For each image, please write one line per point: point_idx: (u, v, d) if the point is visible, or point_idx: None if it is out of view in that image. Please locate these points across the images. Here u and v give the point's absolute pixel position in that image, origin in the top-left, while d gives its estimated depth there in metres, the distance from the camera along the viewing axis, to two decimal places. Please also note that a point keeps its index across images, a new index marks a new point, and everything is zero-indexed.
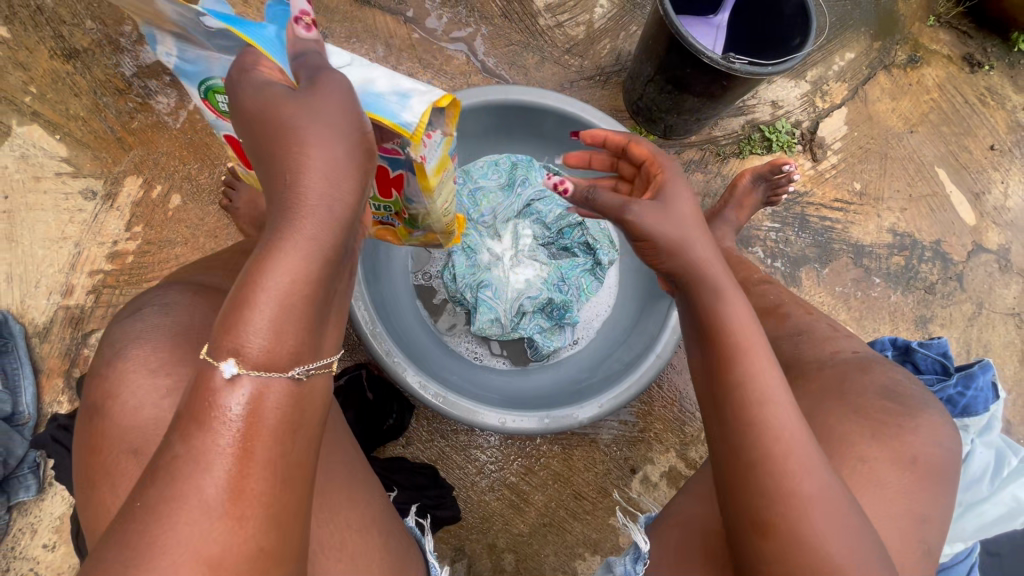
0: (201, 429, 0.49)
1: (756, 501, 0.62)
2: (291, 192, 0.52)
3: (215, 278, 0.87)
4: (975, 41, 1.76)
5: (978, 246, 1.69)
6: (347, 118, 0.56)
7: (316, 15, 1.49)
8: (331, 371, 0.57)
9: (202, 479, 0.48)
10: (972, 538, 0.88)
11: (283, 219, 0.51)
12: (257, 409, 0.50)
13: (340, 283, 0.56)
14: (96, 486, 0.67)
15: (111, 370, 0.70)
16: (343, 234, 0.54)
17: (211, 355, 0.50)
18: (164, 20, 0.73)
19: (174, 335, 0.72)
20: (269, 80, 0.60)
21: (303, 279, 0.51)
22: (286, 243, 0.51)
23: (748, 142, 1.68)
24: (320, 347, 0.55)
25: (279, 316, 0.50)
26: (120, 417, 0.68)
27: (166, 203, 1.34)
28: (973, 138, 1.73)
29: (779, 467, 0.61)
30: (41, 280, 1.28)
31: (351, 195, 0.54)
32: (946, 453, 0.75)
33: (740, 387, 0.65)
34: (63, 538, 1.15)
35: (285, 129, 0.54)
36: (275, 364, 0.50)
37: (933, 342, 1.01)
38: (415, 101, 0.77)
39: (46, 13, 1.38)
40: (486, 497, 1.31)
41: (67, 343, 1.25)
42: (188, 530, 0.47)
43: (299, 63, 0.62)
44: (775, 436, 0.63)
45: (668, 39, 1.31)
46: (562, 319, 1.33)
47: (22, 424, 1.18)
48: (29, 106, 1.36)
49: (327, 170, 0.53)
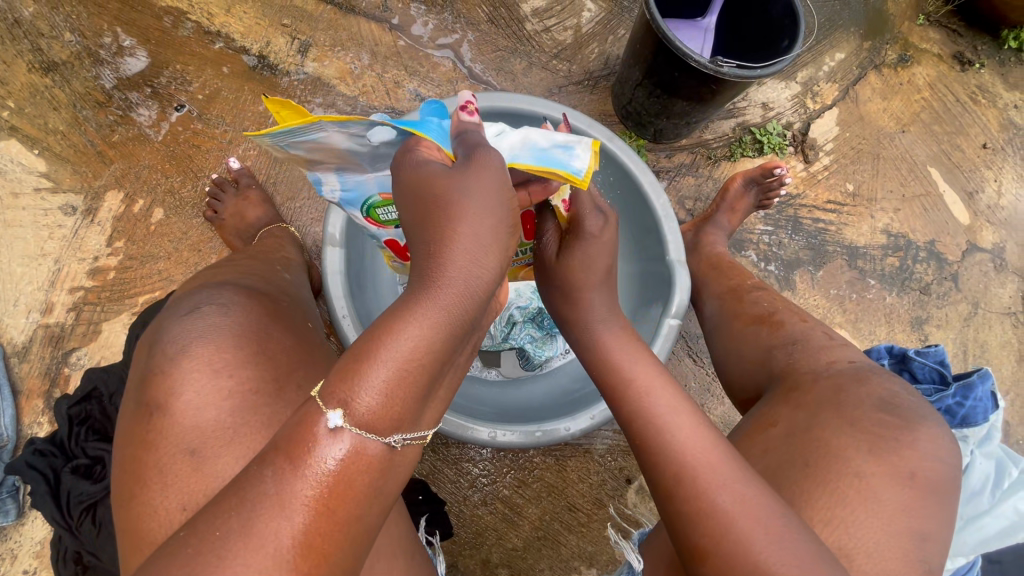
0: (296, 451, 0.49)
1: (682, 528, 0.63)
2: (432, 259, 0.51)
3: (263, 288, 0.90)
4: (965, 39, 1.75)
5: (972, 245, 1.68)
6: (495, 192, 0.55)
7: (300, 23, 1.47)
8: (422, 442, 0.55)
9: (284, 501, 0.48)
10: (974, 552, 0.86)
11: (420, 286, 0.50)
12: (350, 453, 0.49)
13: (456, 357, 0.54)
14: (143, 485, 0.67)
15: (168, 368, 0.72)
16: (475, 313, 0.52)
17: (318, 399, 0.49)
18: (337, 156, 0.70)
19: (232, 338, 0.75)
20: (428, 158, 0.60)
21: (424, 350, 0.49)
22: (417, 309, 0.50)
23: (739, 144, 1.66)
24: (419, 419, 0.52)
25: (391, 380, 0.48)
26: (177, 416, 0.70)
27: (148, 218, 1.31)
28: (965, 137, 1.72)
29: (688, 483, 0.64)
30: (20, 298, 1.25)
31: (490, 268, 0.52)
32: (946, 466, 0.73)
33: (647, 422, 0.72)
34: (45, 564, 1.12)
35: (440, 200, 0.54)
36: (374, 426, 0.48)
37: (930, 350, 0.98)
38: (580, 146, 0.67)
39: (24, 26, 1.36)
40: (479, 511, 1.29)
41: (47, 363, 1.23)
42: (273, 561, 0.47)
43: (460, 141, 0.63)
44: (684, 458, 0.67)
45: (655, 43, 1.29)
46: (554, 328, 1.29)
47: (1, 447, 1.15)
48: (6, 121, 1.33)
49: (472, 246, 0.52)
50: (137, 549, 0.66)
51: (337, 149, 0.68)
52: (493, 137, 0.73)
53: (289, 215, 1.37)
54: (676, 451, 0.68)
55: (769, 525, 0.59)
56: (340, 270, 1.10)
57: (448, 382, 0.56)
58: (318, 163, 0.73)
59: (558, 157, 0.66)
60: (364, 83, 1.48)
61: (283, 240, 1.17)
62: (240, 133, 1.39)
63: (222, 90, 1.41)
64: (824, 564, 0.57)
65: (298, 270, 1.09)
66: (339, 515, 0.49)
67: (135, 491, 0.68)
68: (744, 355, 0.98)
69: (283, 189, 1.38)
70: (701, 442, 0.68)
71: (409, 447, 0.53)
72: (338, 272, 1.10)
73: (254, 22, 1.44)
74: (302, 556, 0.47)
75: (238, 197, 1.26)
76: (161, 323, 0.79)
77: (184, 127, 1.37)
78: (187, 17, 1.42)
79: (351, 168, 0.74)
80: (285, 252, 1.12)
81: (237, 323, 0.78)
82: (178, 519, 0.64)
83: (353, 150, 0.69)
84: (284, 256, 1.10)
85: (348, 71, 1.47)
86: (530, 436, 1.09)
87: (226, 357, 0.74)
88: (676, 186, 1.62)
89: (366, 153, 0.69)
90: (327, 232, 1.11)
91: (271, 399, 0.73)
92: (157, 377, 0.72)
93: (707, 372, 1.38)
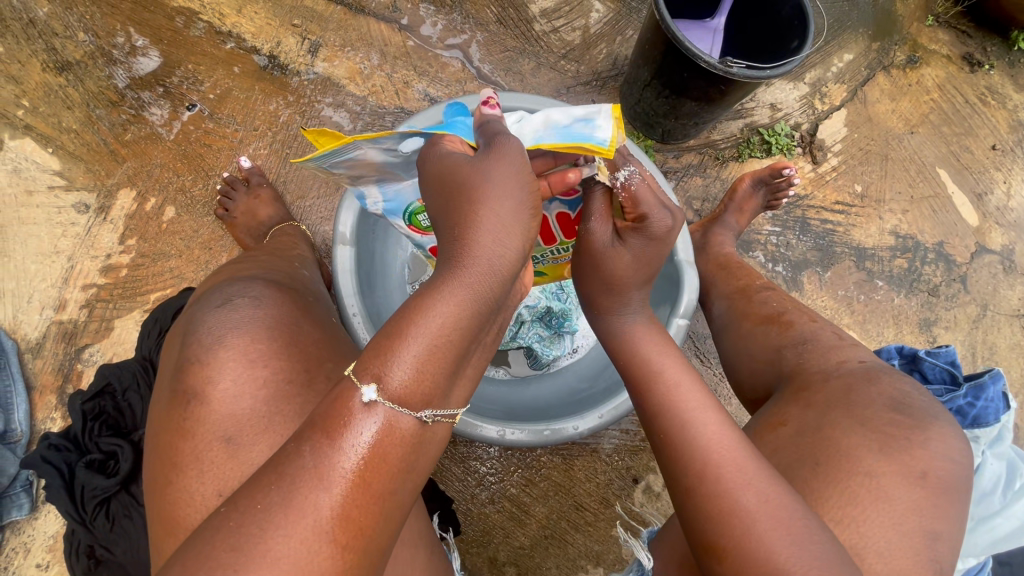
0: (330, 426, 0.50)
1: (704, 525, 0.64)
2: (457, 242, 0.53)
3: (286, 282, 0.92)
4: (974, 41, 1.75)
5: (981, 247, 1.67)
6: (514, 175, 0.56)
7: (310, 24, 1.48)
8: (455, 421, 0.56)
9: (322, 477, 0.49)
10: (984, 552, 0.86)
11: (444, 267, 0.52)
12: (383, 428, 0.50)
13: (483, 337, 0.55)
14: (179, 471, 0.68)
15: (204, 357, 0.73)
16: (499, 289, 0.53)
17: (351, 377, 0.50)
18: (373, 169, 0.74)
19: (265, 330, 0.76)
20: (450, 148, 0.62)
21: (453, 326, 0.50)
22: (443, 288, 0.51)
23: (747, 145, 1.66)
24: (449, 396, 0.53)
25: (423, 357, 0.50)
26: (214, 405, 0.70)
27: (160, 216, 1.33)
28: (975, 138, 1.72)
29: (713, 483, 0.65)
30: (34, 295, 1.27)
31: (514, 250, 0.54)
32: (957, 466, 0.73)
33: (670, 421, 0.72)
34: (57, 558, 1.13)
35: (463, 187, 0.55)
36: (409, 403, 0.50)
37: (941, 350, 0.98)
38: (600, 117, 0.68)
39: (38, 26, 1.38)
40: (487, 510, 1.29)
41: (60, 359, 1.24)
42: (311, 534, 0.48)
43: (482, 131, 0.65)
44: (707, 456, 0.67)
45: (665, 44, 1.29)
46: (561, 328, 1.30)
47: (14, 442, 1.17)
48: (21, 120, 1.35)
49: (494, 227, 0.53)
50: (173, 533, 0.66)
51: (371, 163, 0.71)
52: (516, 123, 0.75)
53: (299, 214, 1.38)
54: (699, 451, 0.68)
55: (794, 526, 0.60)
56: (351, 269, 1.11)
57: (475, 361, 0.57)
58: (354, 177, 0.75)
59: (583, 130, 0.68)
60: (373, 83, 1.48)
61: (295, 237, 1.18)
62: (250, 133, 1.40)
63: (233, 90, 1.42)
64: (845, 567, 0.58)
65: (316, 267, 1.10)
66: (374, 487, 0.50)
67: (170, 477, 0.69)
68: (753, 354, 0.98)
69: (293, 188, 1.39)
70: (725, 441, 0.68)
71: (439, 424, 0.53)
72: (348, 271, 1.11)
73: (265, 22, 1.45)
74: (341, 528, 0.49)
75: (250, 195, 1.27)
76: (192, 314, 0.80)
77: (195, 126, 1.39)
78: (199, 18, 1.43)
79: (387, 179, 0.77)
80: (299, 249, 1.13)
81: (269, 315, 0.78)
82: (215, 504, 0.65)
83: (385, 161, 0.72)
84: (302, 254, 1.11)
85: (357, 71, 1.48)
86: (540, 435, 1.09)
87: (259, 349, 0.74)
88: (683, 187, 1.62)
89: (397, 161, 0.72)
90: (338, 231, 1.12)
91: (302, 390, 0.73)
92: (191, 367, 0.72)
93: (715, 372, 1.39)
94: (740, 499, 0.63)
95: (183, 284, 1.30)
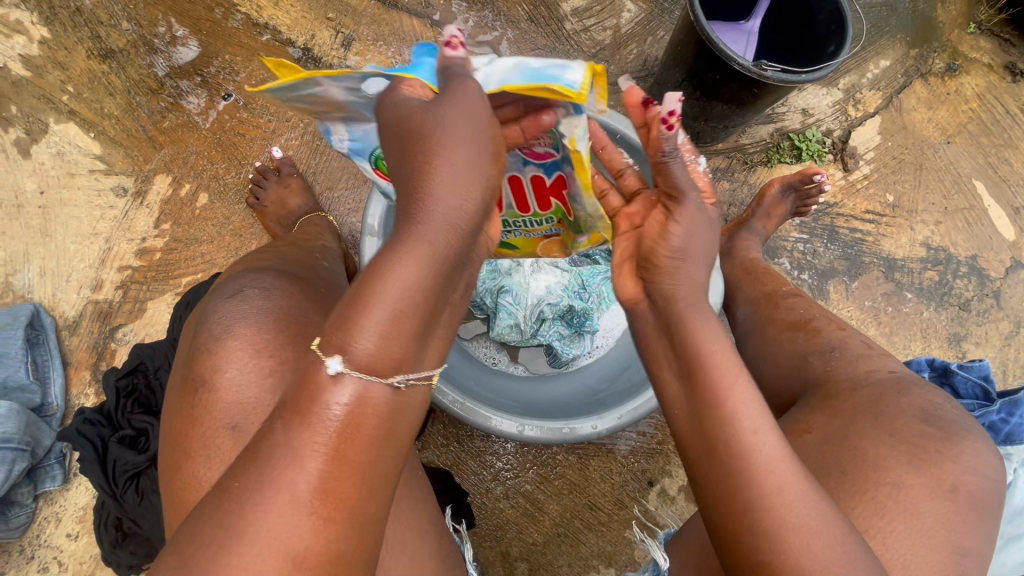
0: (299, 407, 0.52)
1: (756, 544, 0.60)
2: (415, 197, 0.56)
3: (300, 273, 0.94)
4: (1018, 50, 1.70)
5: (1017, 262, 1.63)
6: (478, 134, 0.58)
7: (344, 18, 1.50)
8: (431, 383, 0.58)
9: (297, 459, 0.51)
10: (1012, 572, 0.85)
11: (400, 225, 0.55)
12: (354, 398, 0.52)
13: (450, 291, 0.57)
14: (188, 457, 0.71)
15: (213, 347, 0.76)
16: (458, 243, 0.56)
17: (317, 353, 0.52)
18: (336, 107, 0.71)
19: (272, 320, 0.78)
20: (411, 96, 0.62)
21: (416, 284, 0.53)
22: (402, 247, 0.54)
23: (776, 150, 1.64)
24: (422, 357, 0.55)
25: (389, 321, 0.52)
26: (220, 392, 0.73)
27: (193, 202, 1.36)
28: (1014, 150, 1.67)
29: (773, 499, 0.61)
30: (73, 274, 1.31)
31: (471, 204, 0.57)
32: (990, 483, 0.72)
33: (728, 422, 0.65)
34: (87, 528, 1.17)
35: (420, 141, 0.57)
36: (375, 369, 0.51)
37: (974, 365, 0.96)
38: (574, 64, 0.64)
39: (85, 14, 1.42)
40: (500, 504, 1.30)
41: (95, 337, 1.28)
42: (291, 509, 0.50)
43: (445, 74, 0.63)
44: (766, 469, 0.63)
45: (697, 45, 1.28)
46: (582, 327, 1.29)
47: (50, 416, 1.21)
48: (66, 105, 1.39)
49: (455, 189, 0.56)
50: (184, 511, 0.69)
51: (330, 100, 0.69)
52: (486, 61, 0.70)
53: (327, 205, 1.40)
54: (762, 462, 0.63)
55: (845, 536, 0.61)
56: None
57: (446, 322, 0.59)
58: (324, 113, 0.73)
59: (551, 73, 0.64)
60: None
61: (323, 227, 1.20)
62: (282, 123, 1.42)
63: (268, 81, 1.45)
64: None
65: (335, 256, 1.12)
66: (352, 459, 0.52)
67: (180, 460, 0.71)
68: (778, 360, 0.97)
69: (322, 179, 1.41)
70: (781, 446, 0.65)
71: (415, 387, 0.55)
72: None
73: (301, 15, 1.48)
74: (322, 501, 0.50)
75: (280, 185, 1.30)
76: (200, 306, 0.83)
77: (230, 115, 1.42)
78: (237, 9, 1.46)
79: (356, 121, 0.74)
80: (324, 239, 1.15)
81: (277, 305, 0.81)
82: None
83: (346, 101, 0.69)
84: (324, 243, 1.13)
85: (389, 66, 1.50)
86: (556, 433, 1.10)
87: (268, 339, 0.76)
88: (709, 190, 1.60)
89: (360, 102, 0.69)
90: (366, 222, 1.13)
91: None
92: (201, 356, 0.75)
93: None
94: (796, 520, 0.60)
95: (214, 269, 1.33)
